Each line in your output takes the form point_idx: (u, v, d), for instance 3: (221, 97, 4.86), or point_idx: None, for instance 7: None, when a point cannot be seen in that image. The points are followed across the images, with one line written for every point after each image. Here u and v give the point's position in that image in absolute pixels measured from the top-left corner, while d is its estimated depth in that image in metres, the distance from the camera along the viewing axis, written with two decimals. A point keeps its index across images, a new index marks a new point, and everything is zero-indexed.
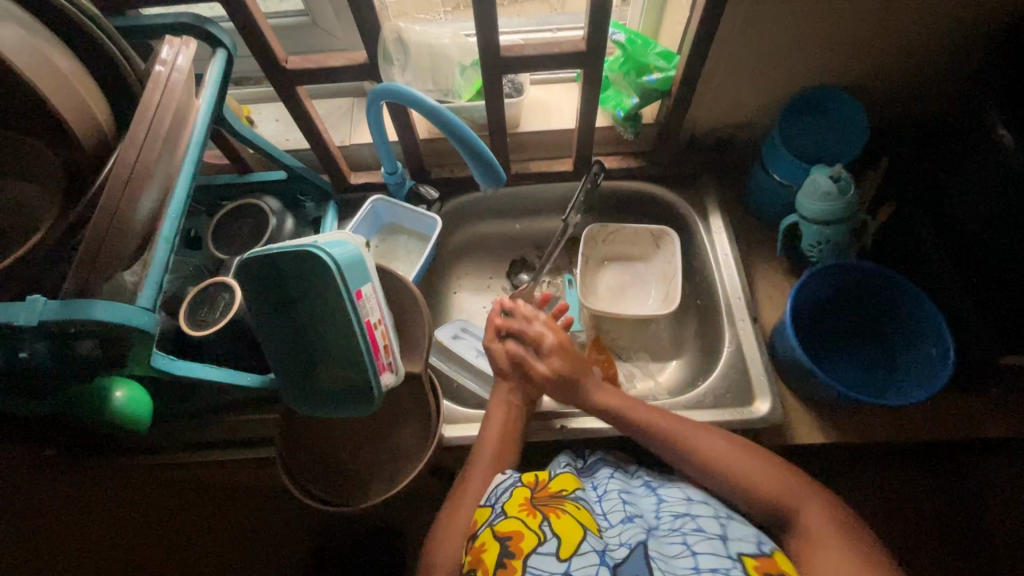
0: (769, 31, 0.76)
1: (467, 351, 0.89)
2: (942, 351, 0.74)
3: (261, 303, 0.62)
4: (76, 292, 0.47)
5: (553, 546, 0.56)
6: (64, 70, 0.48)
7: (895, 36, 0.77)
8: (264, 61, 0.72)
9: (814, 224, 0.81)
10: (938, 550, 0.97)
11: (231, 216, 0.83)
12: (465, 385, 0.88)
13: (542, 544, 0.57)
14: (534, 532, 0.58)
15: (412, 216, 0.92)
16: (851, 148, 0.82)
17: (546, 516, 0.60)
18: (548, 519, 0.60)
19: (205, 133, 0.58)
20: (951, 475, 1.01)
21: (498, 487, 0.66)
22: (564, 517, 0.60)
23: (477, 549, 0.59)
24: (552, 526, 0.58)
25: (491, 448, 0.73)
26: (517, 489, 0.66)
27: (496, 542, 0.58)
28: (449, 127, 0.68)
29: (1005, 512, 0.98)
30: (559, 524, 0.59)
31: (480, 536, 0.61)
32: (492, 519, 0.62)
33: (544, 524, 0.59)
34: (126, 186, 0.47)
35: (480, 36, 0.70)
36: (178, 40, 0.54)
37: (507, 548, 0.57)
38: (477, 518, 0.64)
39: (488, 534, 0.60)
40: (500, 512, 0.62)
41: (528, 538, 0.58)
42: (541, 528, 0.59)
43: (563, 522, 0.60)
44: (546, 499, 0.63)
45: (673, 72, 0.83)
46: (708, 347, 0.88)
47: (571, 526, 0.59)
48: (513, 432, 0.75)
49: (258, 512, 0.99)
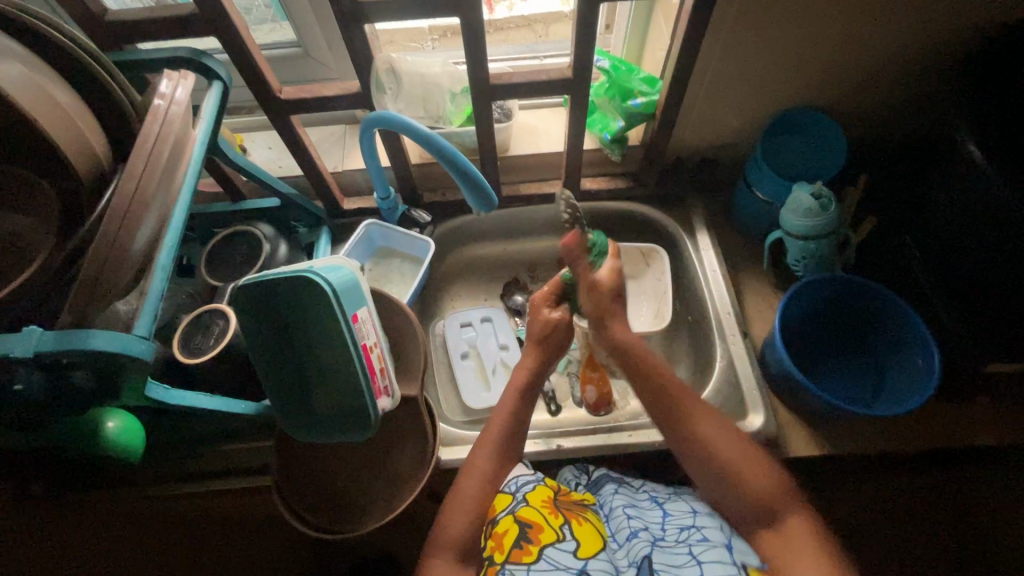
0: (747, 57, 0.79)
1: (458, 345, 0.94)
2: (928, 361, 0.76)
3: (251, 311, 0.60)
4: (74, 323, 0.47)
5: (573, 546, 0.62)
6: (64, 105, 0.50)
7: (867, 60, 0.81)
8: (259, 92, 0.74)
9: (798, 239, 0.83)
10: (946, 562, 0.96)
11: (225, 242, 0.83)
12: (439, 367, 0.94)
13: (561, 541, 0.62)
14: (553, 529, 0.64)
15: (404, 240, 0.93)
16: (828, 168, 0.86)
17: (567, 519, 0.66)
18: (569, 522, 0.65)
19: (202, 162, 0.59)
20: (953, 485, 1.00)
21: (520, 478, 0.70)
22: (584, 524, 0.66)
23: (498, 534, 0.64)
24: (571, 530, 0.64)
25: (497, 433, 0.69)
26: (540, 486, 0.70)
27: (517, 528, 0.64)
28: (441, 152, 0.69)
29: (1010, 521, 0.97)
30: (579, 530, 0.65)
31: (499, 522, 0.66)
32: (513, 507, 0.67)
33: (564, 526, 0.65)
34: (126, 218, 0.47)
35: (470, 66, 0.73)
36: (176, 74, 0.55)
37: (525, 534, 0.63)
38: (497, 504, 0.68)
39: (508, 519, 0.65)
40: (522, 501, 0.67)
41: (548, 532, 0.63)
42: (561, 528, 0.64)
43: (582, 528, 0.65)
44: (568, 504, 0.69)
45: (656, 96, 0.86)
46: (701, 362, 0.89)
47: (590, 534, 0.65)
48: (518, 422, 0.70)
49: (251, 545, 0.96)
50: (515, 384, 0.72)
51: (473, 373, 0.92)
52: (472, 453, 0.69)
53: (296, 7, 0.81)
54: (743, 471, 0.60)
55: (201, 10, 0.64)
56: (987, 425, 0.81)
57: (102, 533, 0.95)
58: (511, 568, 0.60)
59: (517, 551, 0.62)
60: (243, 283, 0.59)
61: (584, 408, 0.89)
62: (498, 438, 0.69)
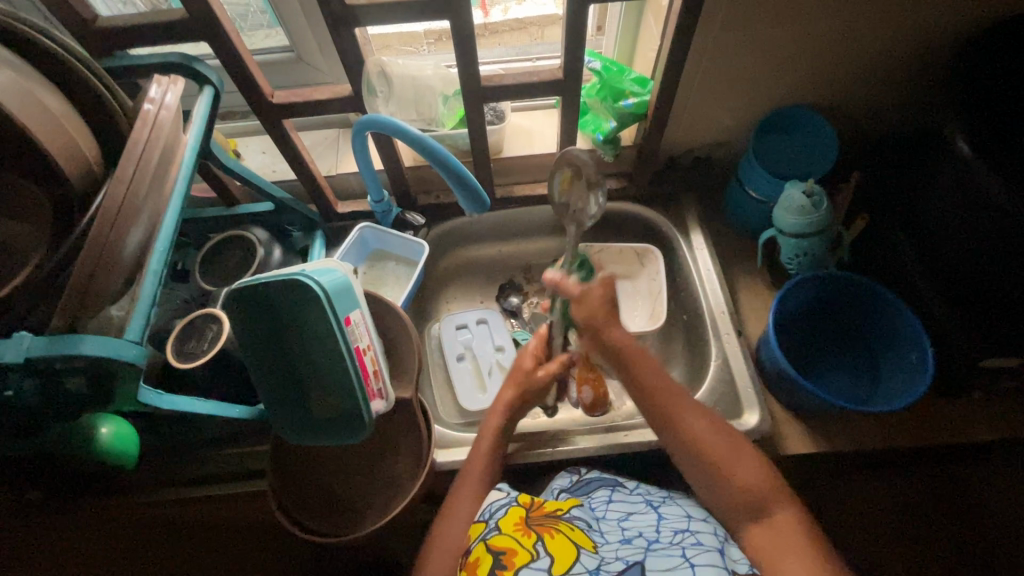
0: (737, 56, 0.79)
1: (454, 348, 0.94)
2: (922, 357, 0.76)
3: (244, 314, 0.60)
4: (64, 328, 0.47)
5: (546, 563, 0.61)
6: (54, 111, 0.50)
7: (855, 58, 0.81)
8: (251, 97, 0.74)
9: (791, 237, 0.83)
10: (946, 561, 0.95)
11: (219, 247, 0.83)
12: (436, 370, 0.94)
13: (535, 560, 0.61)
14: (527, 549, 0.62)
15: (399, 243, 0.93)
16: (821, 166, 0.87)
17: (539, 536, 0.65)
18: (542, 539, 0.64)
19: (194, 166, 0.59)
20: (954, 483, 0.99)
21: (494, 505, 0.72)
22: (557, 536, 0.65)
23: (471, 563, 0.64)
24: (545, 546, 0.63)
25: (480, 464, 0.71)
26: (512, 508, 0.70)
27: (490, 557, 0.63)
28: (433, 154, 0.70)
29: (1012, 519, 0.96)
30: (552, 544, 0.63)
31: (473, 551, 0.66)
32: (486, 534, 0.67)
33: (538, 544, 0.63)
34: (116, 222, 0.47)
35: (461, 68, 0.73)
36: (166, 79, 0.55)
37: (500, 561, 0.62)
38: (472, 532, 0.69)
39: (481, 547, 0.65)
40: (494, 527, 0.68)
41: (521, 554, 0.62)
42: (535, 547, 0.63)
43: (556, 542, 0.64)
44: (541, 519, 0.68)
45: (648, 96, 0.87)
46: (696, 362, 0.89)
47: (565, 545, 0.63)
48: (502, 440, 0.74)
49: (248, 550, 0.96)
50: (494, 426, 0.74)
51: (470, 376, 0.92)
52: (458, 485, 0.70)
53: (288, 12, 0.81)
54: (735, 458, 0.61)
55: (192, 16, 0.64)
56: (982, 421, 0.81)
57: (98, 539, 0.95)
58: None
59: None
60: (236, 288, 0.59)
61: (580, 409, 0.89)
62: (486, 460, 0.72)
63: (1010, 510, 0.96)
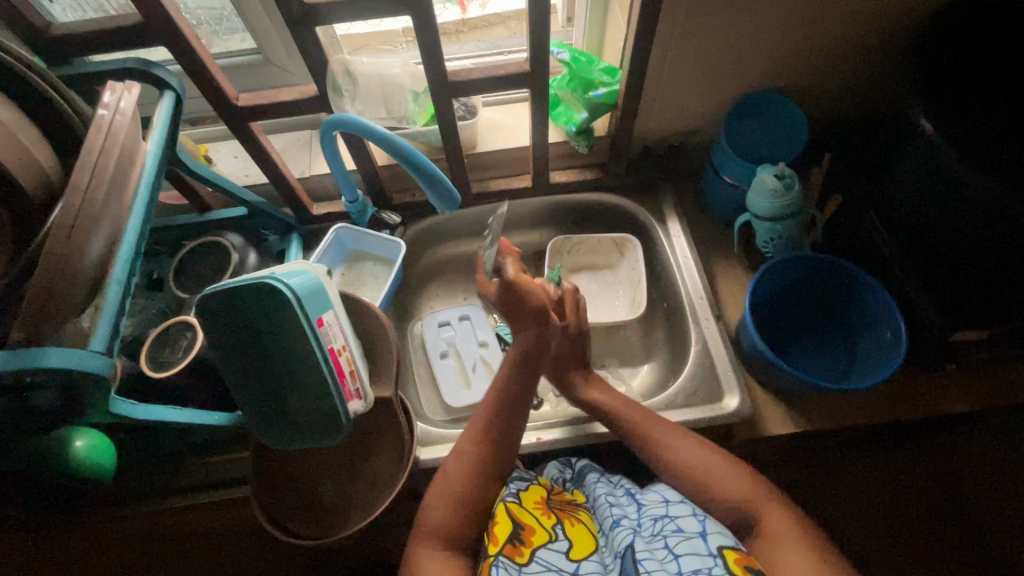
0: (702, 44, 0.80)
1: (437, 345, 0.94)
2: (896, 333, 0.78)
3: (223, 308, 0.59)
4: (26, 342, 0.47)
5: (564, 546, 0.63)
6: (5, 120, 0.49)
7: (820, 40, 0.82)
8: (215, 101, 0.73)
9: (765, 221, 0.84)
10: (932, 535, 0.96)
11: (192, 254, 0.82)
12: (418, 370, 0.94)
13: (554, 541, 0.63)
14: (546, 530, 0.64)
15: (376, 242, 0.93)
16: (791, 148, 0.87)
17: (558, 519, 0.66)
18: (561, 523, 0.66)
19: (155, 173, 0.59)
20: (936, 457, 1.01)
21: (517, 476, 0.71)
22: (577, 524, 0.67)
23: (493, 527, 0.63)
24: (564, 530, 0.65)
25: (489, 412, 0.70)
26: (534, 485, 0.71)
27: (510, 522, 0.63)
28: (398, 152, 0.69)
29: (989, 490, 0.97)
30: (571, 529, 0.65)
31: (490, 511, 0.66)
32: (506, 497, 0.67)
33: (556, 526, 0.65)
34: (72, 233, 0.46)
35: (426, 64, 0.73)
36: (120, 85, 0.54)
37: (519, 532, 0.63)
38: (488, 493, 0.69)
39: (502, 510, 0.65)
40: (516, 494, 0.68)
41: (541, 533, 0.63)
42: (554, 529, 0.65)
43: (575, 529, 0.66)
44: (560, 503, 0.70)
45: (617, 85, 0.87)
46: (677, 348, 0.90)
47: (583, 535, 0.65)
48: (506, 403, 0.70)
49: (237, 558, 0.95)
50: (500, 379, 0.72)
51: (453, 373, 0.92)
52: (460, 444, 0.69)
53: (252, 13, 0.81)
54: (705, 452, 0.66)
55: (148, 21, 0.63)
56: (956, 394, 0.83)
57: (87, 552, 0.95)
58: (503, 562, 0.59)
59: (510, 544, 0.61)
60: (206, 294, 0.58)
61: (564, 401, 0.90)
62: (486, 426, 0.69)
63: (989, 481, 0.98)
